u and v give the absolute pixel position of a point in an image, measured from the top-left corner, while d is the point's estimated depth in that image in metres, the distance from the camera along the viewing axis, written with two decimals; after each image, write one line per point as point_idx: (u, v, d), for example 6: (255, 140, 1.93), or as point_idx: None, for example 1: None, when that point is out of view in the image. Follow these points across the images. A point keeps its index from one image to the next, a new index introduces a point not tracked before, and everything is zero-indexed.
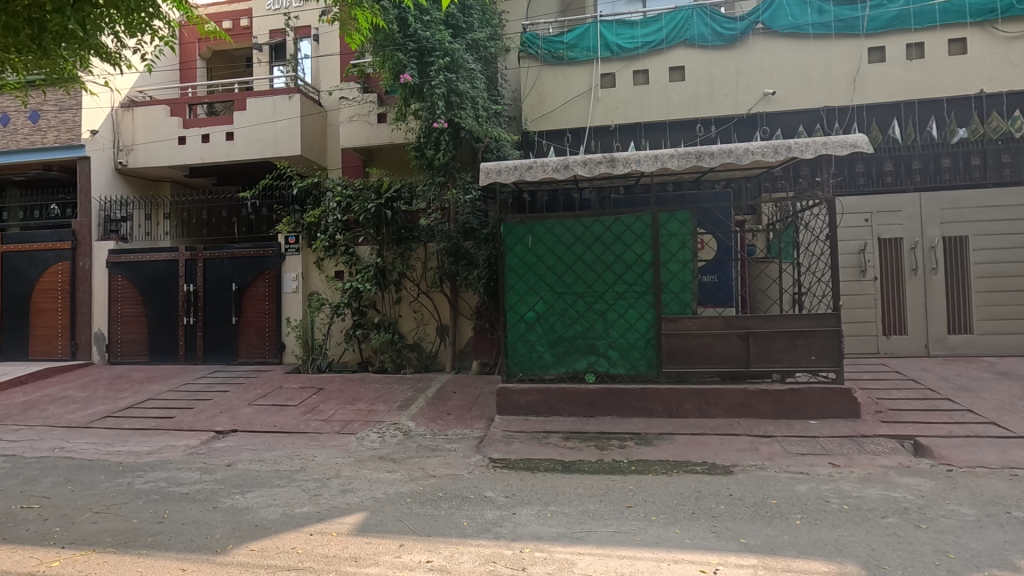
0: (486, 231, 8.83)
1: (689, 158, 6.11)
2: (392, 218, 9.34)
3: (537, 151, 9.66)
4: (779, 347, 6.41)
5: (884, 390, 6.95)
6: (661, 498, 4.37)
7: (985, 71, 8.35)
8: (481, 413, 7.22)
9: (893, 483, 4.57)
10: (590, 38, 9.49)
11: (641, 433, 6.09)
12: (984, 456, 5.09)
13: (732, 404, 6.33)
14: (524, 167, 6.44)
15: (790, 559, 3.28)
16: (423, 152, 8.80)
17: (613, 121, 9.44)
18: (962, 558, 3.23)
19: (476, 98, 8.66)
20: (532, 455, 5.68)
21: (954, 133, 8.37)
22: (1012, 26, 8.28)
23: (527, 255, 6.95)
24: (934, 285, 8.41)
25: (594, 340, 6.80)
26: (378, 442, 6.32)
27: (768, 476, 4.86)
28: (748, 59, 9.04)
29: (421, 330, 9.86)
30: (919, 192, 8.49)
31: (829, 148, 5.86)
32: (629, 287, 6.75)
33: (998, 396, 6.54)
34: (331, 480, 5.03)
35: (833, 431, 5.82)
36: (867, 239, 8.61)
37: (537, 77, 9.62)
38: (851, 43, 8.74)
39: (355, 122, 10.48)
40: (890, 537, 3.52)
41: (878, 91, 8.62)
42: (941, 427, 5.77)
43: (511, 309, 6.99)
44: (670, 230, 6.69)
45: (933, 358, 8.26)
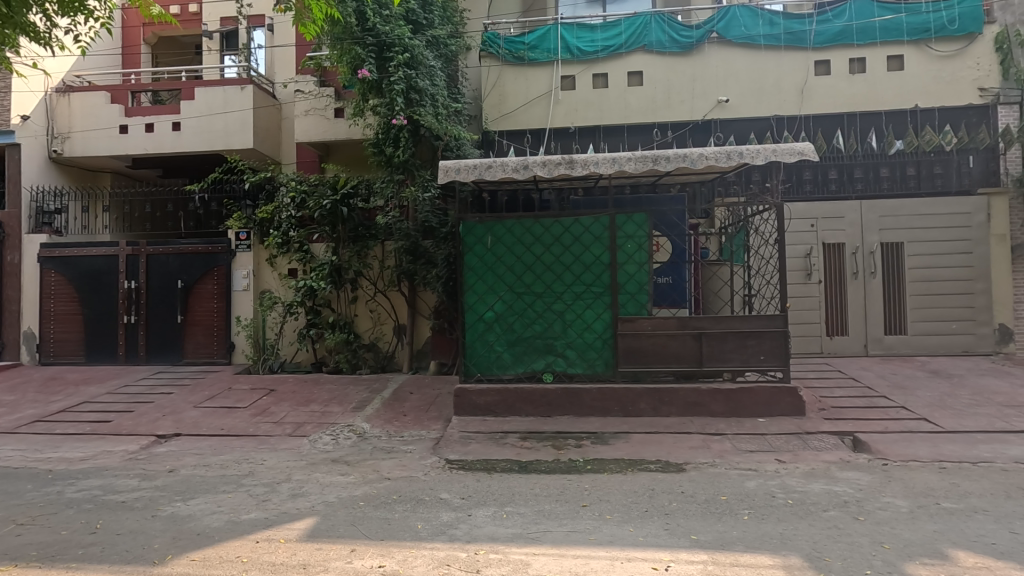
0: (445, 230, 8.75)
1: (646, 162, 6.22)
2: (349, 215, 9.18)
3: (497, 151, 9.65)
4: (731, 347, 6.59)
5: (828, 389, 7.27)
6: (616, 497, 4.42)
7: (921, 86, 8.85)
8: (438, 413, 7.15)
9: (835, 478, 4.77)
10: (550, 40, 9.57)
11: (598, 432, 6.16)
12: (917, 451, 5.37)
13: (685, 403, 6.48)
14: (484, 167, 6.41)
15: (739, 553, 3.37)
16: (382, 148, 8.60)
17: (573, 123, 9.53)
18: (896, 548, 3.40)
19: (436, 96, 8.56)
20: (489, 455, 5.65)
21: (891, 145, 8.82)
22: (945, 46, 8.81)
23: (486, 255, 6.93)
24: (873, 288, 8.83)
25: (552, 340, 6.83)
26: (331, 445, 6.16)
27: (719, 473, 4.98)
28: (704, 66, 9.29)
29: (379, 330, 9.69)
30: (860, 200, 8.88)
31: (778, 154, 6.06)
32: (587, 287, 6.82)
33: (930, 394, 6.94)
34: (281, 485, 4.87)
35: (781, 428, 6.04)
36: (813, 244, 8.94)
37: (498, 76, 9.64)
38: (799, 55, 9.10)
39: (311, 116, 10.19)
40: (832, 529, 3.67)
41: (823, 102, 9.03)
42: (879, 424, 6.07)
43: (470, 309, 6.95)
44: (628, 232, 6.79)
45: (871, 358, 8.69)
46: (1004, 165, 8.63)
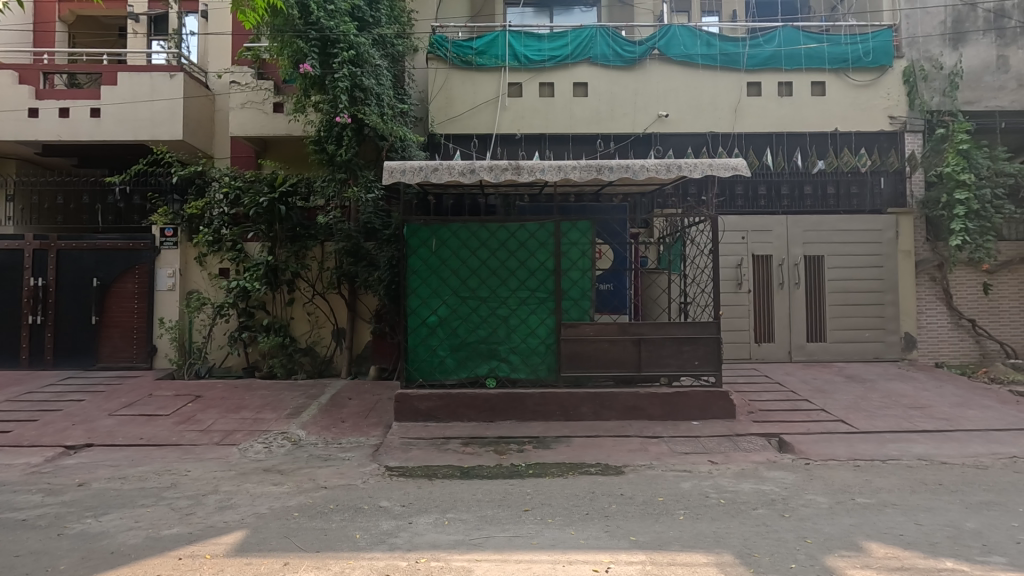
0: (388, 232, 8.57)
1: (590, 171, 6.36)
2: (287, 214, 8.85)
3: (443, 154, 9.61)
4: (668, 353, 6.82)
5: (756, 393, 7.65)
6: (558, 501, 4.46)
7: (841, 112, 9.55)
8: (378, 419, 6.97)
9: (763, 478, 5.02)
10: (498, 47, 9.63)
11: (540, 437, 6.20)
12: (835, 451, 5.75)
13: (625, 407, 6.64)
14: (430, 169, 6.35)
15: (675, 553, 3.47)
16: (323, 146, 8.31)
17: (519, 130, 9.62)
18: (818, 542, 3.61)
19: (381, 96, 8.38)
20: (431, 461, 5.56)
21: (815, 164, 9.46)
22: (861, 76, 9.56)
23: (431, 258, 6.85)
24: (796, 298, 9.39)
25: (496, 344, 6.84)
26: (263, 453, 5.87)
27: (656, 475, 5.13)
28: (646, 82, 9.63)
29: (316, 334, 9.36)
30: (787, 215, 9.43)
31: (713, 169, 6.34)
32: (531, 293, 6.88)
33: (846, 397, 7.45)
34: (207, 497, 4.58)
35: (714, 431, 6.29)
36: (744, 255, 9.41)
37: (445, 79, 9.60)
38: (733, 76, 9.61)
39: (247, 110, 9.74)
40: (760, 527, 3.85)
41: (755, 121, 9.56)
42: (802, 425, 6.45)
43: (412, 313, 6.84)
44: (572, 239, 6.91)
45: (795, 363, 9.24)
46: (909, 187, 9.43)
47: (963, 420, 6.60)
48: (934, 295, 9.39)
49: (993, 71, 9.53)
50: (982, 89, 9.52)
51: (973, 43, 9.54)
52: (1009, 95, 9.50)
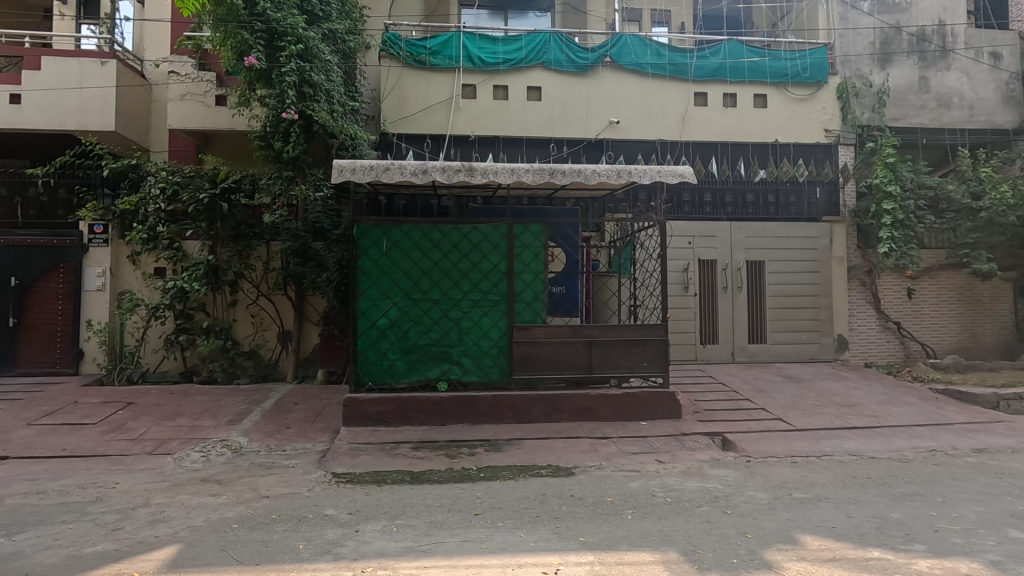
0: (338, 232, 8.33)
1: (543, 174, 6.40)
2: (230, 211, 8.49)
3: (396, 153, 9.48)
4: (618, 355, 6.94)
5: (701, 393, 7.90)
6: (509, 504, 4.45)
7: (781, 124, 10.01)
8: (325, 425, 6.77)
9: (707, 476, 5.18)
10: (452, 48, 9.58)
11: (491, 439, 6.18)
12: (774, 448, 6.00)
13: (576, 408, 6.72)
14: (381, 169, 6.23)
15: (623, 553, 3.52)
16: (270, 142, 8.03)
17: (473, 132, 9.58)
18: (757, 537, 3.75)
19: (331, 92, 8.16)
20: (379, 467, 5.44)
21: (756, 174, 9.88)
22: (800, 90, 10.05)
23: (381, 260, 6.72)
24: (739, 302, 9.75)
25: (448, 347, 6.78)
26: (201, 463, 5.59)
27: (605, 476, 5.21)
28: (598, 89, 9.80)
29: (260, 336, 9.01)
30: (730, 222, 9.79)
31: (662, 176, 6.50)
32: (484, 295, 6.86)
33: (784, 396, 7.80)
34: (138, 511, 4.31)
35: (661, 431, 6.45)
36: (690, 259, 9.69)
37: (398, 78, 9.47)
38: (681, 86, 9.92)
39: (187, 101, 9.29)
40: (704, 524, 3.97)
41: (701, 131, 9.90)
42: (744, 424, 6.71)
43: (362, 315, 6.69)
44: (525, 242, 6.94)
45: (737, 364, 9.59)
46: (842, 197, 9.97)
47: (889, 416, 7.03)
48: (864, 299, 9.96)
49: (916, 91, 10.23)
50: (906, 107, 10.20)
51: (898, 63, 10.22)
52: (929, 113, 10.23)
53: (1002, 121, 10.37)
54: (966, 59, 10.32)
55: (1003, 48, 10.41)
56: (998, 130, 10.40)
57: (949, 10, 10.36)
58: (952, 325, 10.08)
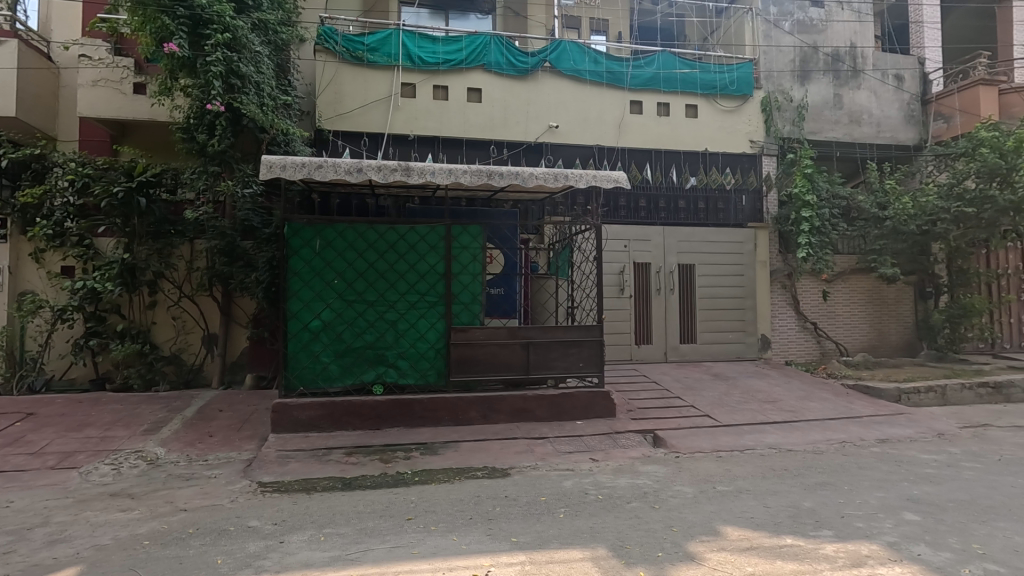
0: (269, 231, 7.96)
1: (481, 176, 6.40)
2: (149, 207, 7.99)
3: (331, 150, 9.22)
4: (555, 355, 7.04)
5: (635, 392, 8.14)
6: (443, 507, 4.41)
7: (710, 133, 10.48)
8: (252, 432, 6.47)
9: (638, 472, 5.33)
10: (391, 45, 9.44)
11: (427, 443, 6.11)
12: (701, 444, 6.27)
13: (513, 409, 6.75)
14: (313, 166, 6.03)
15: (553, 551, 3.56)
16: (193, 135, 7.62)
17: (412, 131, 9.45)
18: (682, 530, 3.90)
19: (262, 85, 7.81)
20: (309, 474, 5.25)
21: (687, 181, 10.29)
22: (728, 102, 10.57)
23: (314, 260, 6.50)
24: (671, 303, 10.12)
25: (384, 350, 6.65)
26: (111, 476, 5.21)
27: (540, 475, 5.26)
28: (538, 93, 9.91)
29: (183, 340, 8.49)
30: (664, 226, 10.14)
31: (597, 180, 6.66)
32: (421, 297, 6.78)
33: (712, 394, 8.16)
34: (34, 531, 3.95)
35: (596, 429, 6.59)
36: (625, 262, 9.95)
37: (335, 74, 9.22)
38: (618, 93, 10.20)
39: (100, 88, 8.64)
40: (633, 520, 4.08)
41: (637, 137, 10.22)
42: (674, 421, 6.97)
43: (293, 317, 6.44)
44: (463, 243, 6.94)
45: (669, 363, 9.95)
46: (766, 205, 10.56)
47: (805, 411, 7.50)
48: (784, 301, 10.59)
49: (831, 107, 10.99)
50: (823, 121, 10.94)
51: (816, 81, 10.94)
52: (843, 128, 11.01)
53: (904, 138, 11.31)
54: (874, 79, 11.19)
55: (904, 72, 11.38)
56: (901, 146, 11.33)
57: (859, 34, 11.20)
58: (861, 325, 10.87)
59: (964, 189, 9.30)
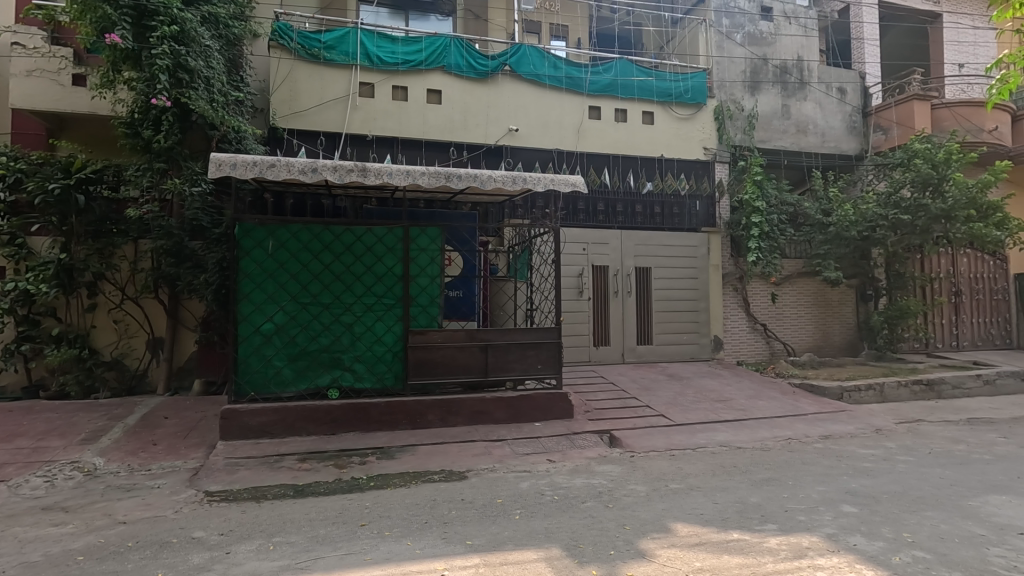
0: (219, 231, 7.67)
1: (439, 178, 6.38)
2: (88, 205, 7.61)
3: (286, 149, 8.99)
4: (513, 357, 7.06)
5: (593, 393, 8.25)
6: (398, 512, 4.36)
7: (666, 140, 10.75)
8: (200, 439, 6.23)
9: (594, 472, 5.41)
10: (349, 43, 9.30)
11: (384, 447, 6.02)
12: (656, 443, 6.41)
13: (472, 412, 6.73)
14: (266, 165, 5.87)
15: (508, 553, 3.57)
16: (138, 130, 7.32)
17: (371, 131, 9.32)
18: (635, 528, 3.98)
19: (212, 80, 7.54)
20: (260, 482, 5.10)
21: (644, 186, 10.51)
22: (683, 110, 10.87)
23: (267, 261, 6.33)
24: (628, 305, 10.32)
25: (340, 353, 6.53)
26: (44, 489, 4.92)
27: (497, 478, 5.26)
28: (498, 96, 9.95)
29: (125, 344, 8.11)
30: (621, 230, 10.33)
31: (554, 184, 6.73)
32: (378, 299, 6.70)
33: (667, 394, 8.36)
34: None
35: (553, 431, 6.64)
36: (584, 265, 10.08)
37: (290, 71, 9.02)
38: (577, 99, 10.35)
39: (35, 78, 8.17)
40: (587, 519, 4.14)
41: (595, 142, 10.38)
42: (630, 421, 7.10)
43: (244, 320, 6.24)
44: (421, 245, 6.90)
45: (626, 364, 10.13)
46: (718, 211, 10.90)
47: (755, 410, 7.77)
48: (736, 303, 10.95)
49: (780, 116, 11.44)
50: (772, 131, 11.37)
51: (765, 91, 11.37)
52: (790, 137, 11.48)
53: (847, 148, 11.88)
54: (819, 92, 11.72)
55: (847, 85, 11.97)
56: (844, 156, 11.90)
57: (806, 47, 11.71)
58: (807, 326, 11.35)
59: (900, 198, 9.84)
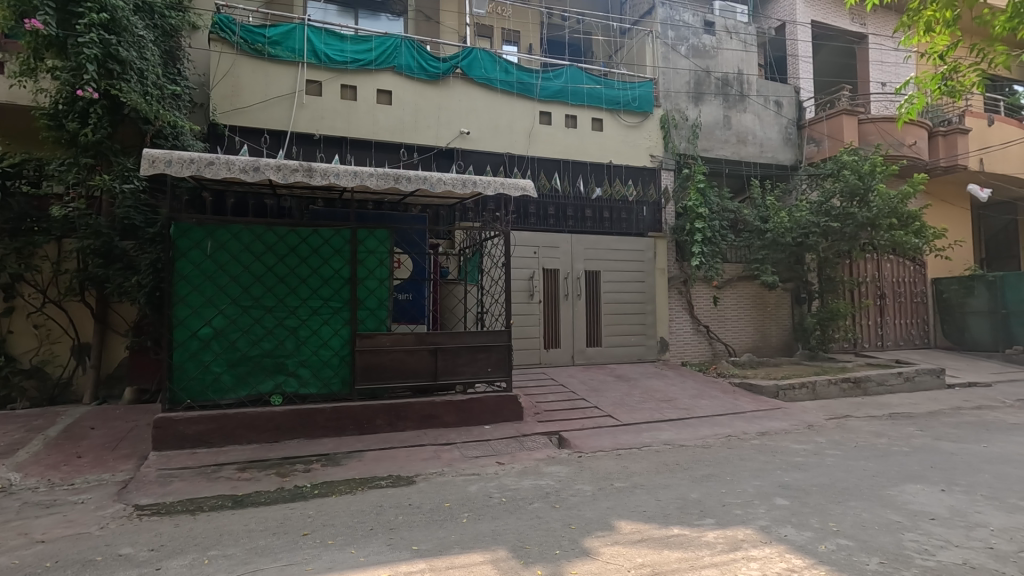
0: (153, 231, 7.28)
1: (387, 179, 6.29)
2: (5, 201, 7.20)
3: (228, 146, 8.66)
4: (463, 361, 7.05)
5: (542, 395, 8.34)
6: (342, 519, 4.27)
7: (615, 147, 11.01)
8: (131, 450, 5.91)
9: (542, 473, 5.47)
10: (295, 40, 9.06)
11: (329, 454, 5.88)
12: (603, 443, 6.54)
13: (421, 416, 6.67)
14: (204, 162, 5.63)
15: (454, 556, 3.57)
16: (62, 123, 6.90)
17: (318, 130, 9.10)
18: (580, 526, 4.05)
19: (146, 72, 7.15)
20: (195, 494, 4.88)
21: (593, 191, 10.71)
22: (630, 118, 11.16)
23: (205, 262, 6.08)
24: (578, 308, 10.49)
25: (283, 358, 6.34)
26: None
27: (446, 481, 5.24)
28: (450, 98, 9.92)
29: (47, 351, 7.59)
30: (571, 234, 10.49)
31: (504, 188, 6.78)
32: (324, 302, 6.55)
33: (614, 395, 8.55)
34: None
35: (503, 433, 6.67)
36: (535, 268, 10.17)
37: (232, 65, 8.70)
38: (528, 104, 10.45)
39: None
40: (534, 520, 4.19)
41: (546, 147, 10.51)
42: (578, 422, 7.23)
43: (180, 324, 5.97)
44: (369, 247, 6.79)
45: (576, 366, 10.29)
46: (664, 216, 11.25)
47: (697, 409, 8.06)
48: (680, 306, 11.33)
49: (721, 127, 11.93)
50: (714, 140, 11.84)
51: (708, 102, 11.84)
52: (731, 147, 11.99)
53: (783, 159, 12.53)
54: (758, 104, 12.30)
55: (783, 99, 12.63)
56: (780, 166, 12.54)
57: (745, 62, 12.27)
58: (747, 327, 11.86)
59: (831, 207, 10.44)
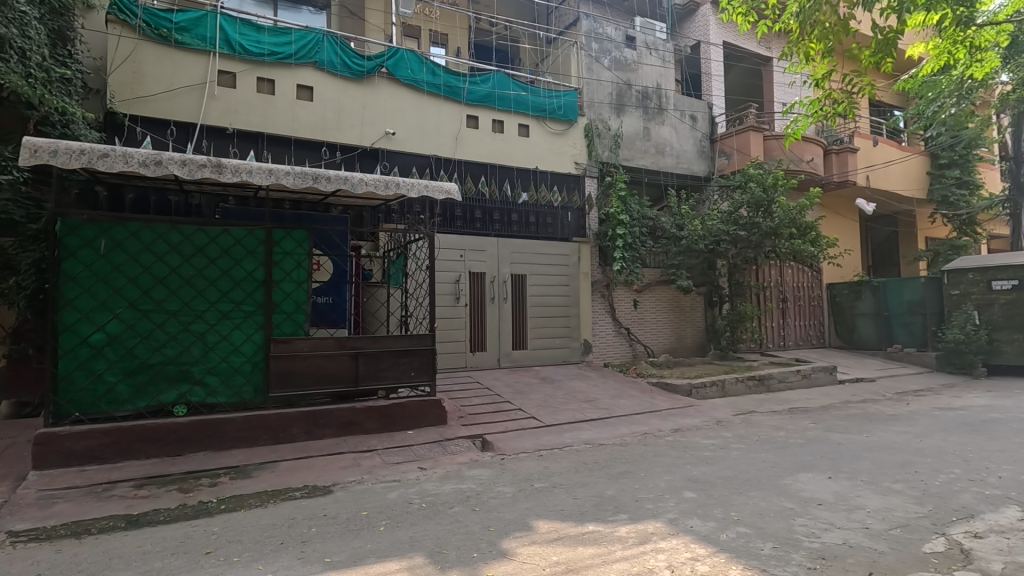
0: (37, 227, 6.59)
1: (305, 178, 6.04)
2: None
3: (128, 137, 8.02)
4: (386, 366, 6.91)
5: (467, 398, 8.34)
6: (250, 535, 4.06)
7: (541, 153, 11.22)
8: (7, 470, 5.31)
9: (463, 477, 5.46)
10: (206, 27, 8.55)
11: (239, 466, 5.57)
12: (525, 444, 6.63)
13: (341, 423, 6.45)
14: (97, 154, 5.18)
15: (368, 566, 3.49)
16: None
17: (231, 124, 8.62)
18: (498, 528, 4.09)
19: (28, 52, 6.47)
20: (82, 515, 4.46)
21: (519, 196, 10.86)
22: (556, 125, 11.41)
23: (98, 263, 5.59)
24: (504, 311, 10.58)
25: (188, 365, 5.94)
26: None
27: (364, 489, 5.11)
28: (374, 97, 9.72)
29: None
30: (498, 238, 10.58)
31: (428, 190, 6.72)
32: (235, 306, 6.21)
33: (538, 396, 8.68)
34: None
35: (426, 438, 6.59)
36: (461, 271, 10.15)
37: (133, 50, 8.07)
38: (454, 107, 10.44)
39: None
40: (453, 524, 4.17)
41: (472, 150, 10.54)
42: (502, 424, 7.28)
43: (67, 330, 5.45)
44: (285, 249, 6.52)
45: (502, 369, 10.37)
46: (588, 222, 11.58)
47: (616, 408, 8.35)
48: (603, 309, 11.72)
49: (641, 138, 12.47)
50: (635, 150, 12.36)
51: (629, 113, 12.35)
52: (650, 157, 12.56)
53: (697, 170, 13.28)
54: (675, 117, 12.97)
55: (698, 113, 13.39)
56: (695, 177, 13.29)
57: (664, 77, 12.91)
58: (664, 329, 12.46)
59: (739, 216, 11.17)
